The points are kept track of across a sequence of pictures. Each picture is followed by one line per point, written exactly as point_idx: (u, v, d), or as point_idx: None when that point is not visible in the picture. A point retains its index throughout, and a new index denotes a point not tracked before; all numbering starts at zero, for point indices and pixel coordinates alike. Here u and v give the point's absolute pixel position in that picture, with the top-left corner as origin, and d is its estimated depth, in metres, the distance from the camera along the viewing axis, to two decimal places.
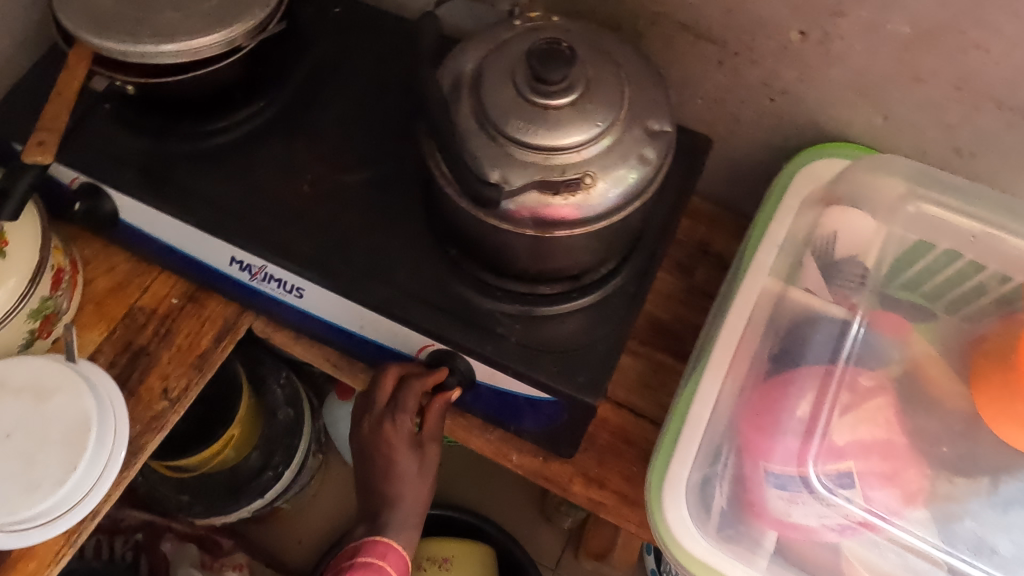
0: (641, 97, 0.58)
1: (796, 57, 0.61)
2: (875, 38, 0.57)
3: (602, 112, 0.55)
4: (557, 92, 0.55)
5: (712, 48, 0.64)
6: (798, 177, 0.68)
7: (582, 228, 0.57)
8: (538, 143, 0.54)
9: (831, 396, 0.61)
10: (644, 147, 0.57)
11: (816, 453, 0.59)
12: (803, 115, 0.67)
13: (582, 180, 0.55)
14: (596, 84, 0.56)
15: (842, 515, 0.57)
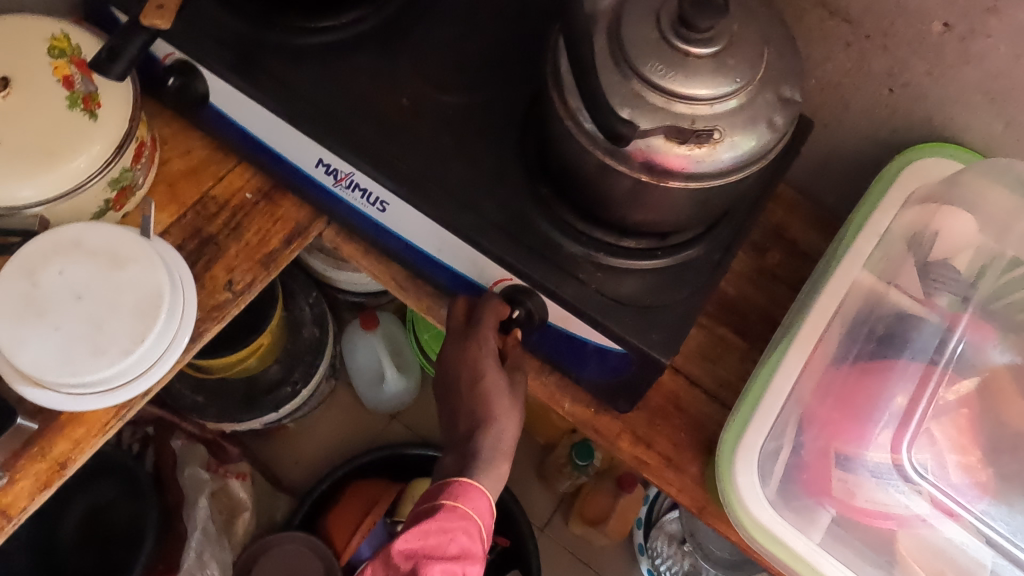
0: (778, 64, 0.57)
1: (932, 49, 0.61)
2: (1023, 42, 0.56)
3: (741, 69, 0.55)
4: (703, 41, 0.54)
5: (845, 28, 0.64)
6: (906, 173, 0.68)
7: (695, 183, 0.57)
8: (672, 88, 0.54)
9: (930, 390, 0.62)
10: (774, 113, 0.56)
11: (909, 442, 0.60)
12: (919, 111, 0.66)
13: (711, 134, 0.54)
14: (736, 39, 0.56)
15: (926, 504, 0.59)
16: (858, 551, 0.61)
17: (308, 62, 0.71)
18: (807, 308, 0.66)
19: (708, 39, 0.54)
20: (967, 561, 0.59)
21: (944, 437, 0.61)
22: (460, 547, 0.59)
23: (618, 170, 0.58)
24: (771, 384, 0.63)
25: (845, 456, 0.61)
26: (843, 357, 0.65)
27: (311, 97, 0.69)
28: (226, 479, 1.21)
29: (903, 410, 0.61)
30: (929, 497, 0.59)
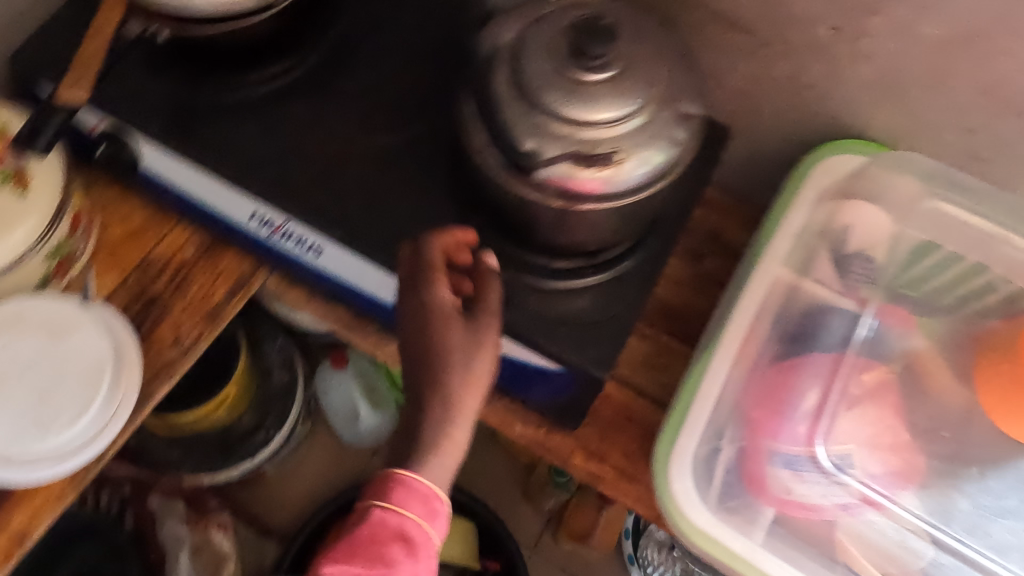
0: (674, 79, 0.59)
1: (825, 52, 0.63)
2: (906, 39, 0.58)
3: (638, 91, 0.57)
4: (598, 66, 0.56)
5: (744, 38, 0.66)
6: (817, 171, 0.70)
7: (608, 203, 0.58)
8: (573, 115, 0.56)
9: (840, 381, 0.63)
10: (675, 127, 0.58)
11: (825, 434, 0.62)
12: (826, 111, 0.68)
13: (613, 155, 0.57)
14: (629, 60, 0.58)
15: (848, 493, 0.61)
16: (794, 547, 0.62)
17: (234, 117, 0.73)
18: (729, 311, 0.67)
19: (603, 63, 0.57)
20: (892, 546, 0.61)
21: (866, 425, 0.62)
22: (394, 560, 0.50)
23: (534, 199, 0.59)
24: (696, 391, 0.65)
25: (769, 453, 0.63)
26: (766, 356, 0.67)
27: (239, 152, 0.71)
28: (209, 530, 1.19)
29: (818, 403, 0.63)
30: (856, 486, 0.61)
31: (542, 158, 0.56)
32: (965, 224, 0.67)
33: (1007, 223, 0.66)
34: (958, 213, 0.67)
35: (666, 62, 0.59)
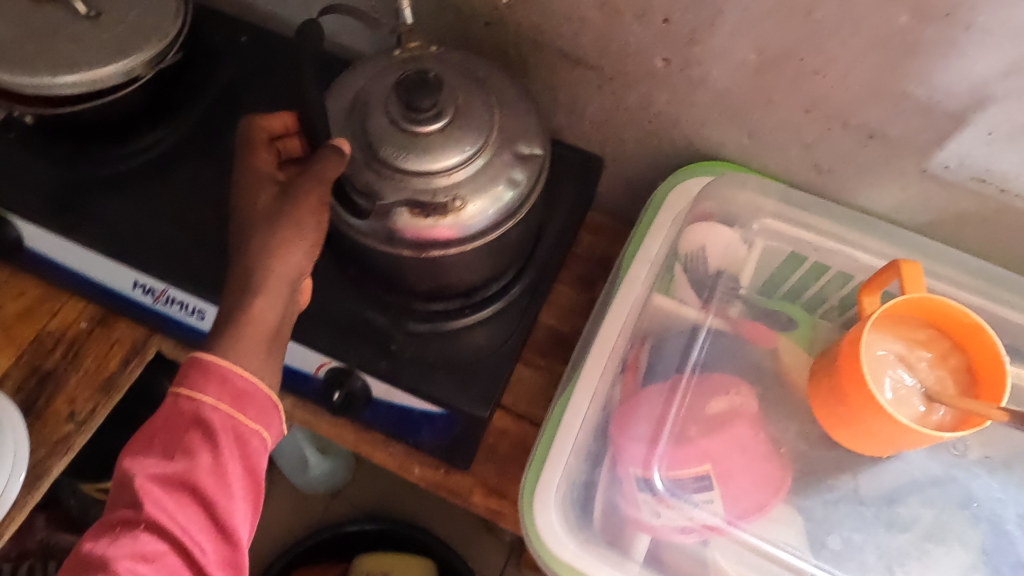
0: (510, 123, 0.61)
1: (663, 82, 0.65)
2: (728, 65, 0.60)
3: (472, 137, 0.58)
4: (433, 117, 0.58)
5: (590, 73, 0.68)
6: (672, 196, 0.70)
7: (459, 249, 0.59)
8: (410, 167, 0.57)
9: (680, 402, 0.61)
10: (514, 167, 0.60)
11: (662, 458, 0.58)
12: (679, 136, 0.70)
13: (452, 204, 0.57)
14: (462, 107, 0.60)
15: (687, 518, 0.56)
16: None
17: (119, 188, 0.75)
18: (595, 338, 0.65)
19: (438, 113, 0.58)
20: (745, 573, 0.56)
21: (735, 444, 0.59)
22: (193, 446, 0.52)
23: (388, 252, 0.60)
24: (560, 420, 0.61)
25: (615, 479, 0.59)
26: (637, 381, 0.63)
27: (127, 224, 0.72)
28: None
29: (658, 426, 0.60)
30: (725, 506, 0.57)
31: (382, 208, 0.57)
32: (826, 236, 0.67)
33: (865, 236, 0.66)
34: (818, 226, 0.67)
35: (501, 106, 0.62)
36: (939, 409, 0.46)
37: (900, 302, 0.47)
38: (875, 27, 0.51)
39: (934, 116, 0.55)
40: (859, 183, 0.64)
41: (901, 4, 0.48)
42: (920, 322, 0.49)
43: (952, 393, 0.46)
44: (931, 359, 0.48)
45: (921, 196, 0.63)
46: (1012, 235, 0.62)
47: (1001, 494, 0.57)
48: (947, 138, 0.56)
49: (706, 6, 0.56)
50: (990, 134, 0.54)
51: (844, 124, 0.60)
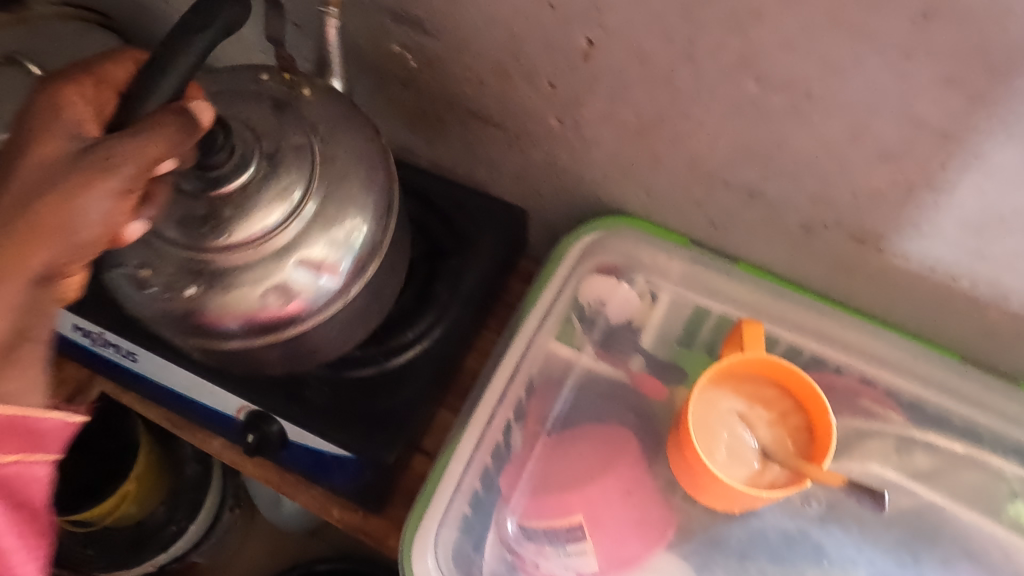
0: (337, 201, 0.53)
1: (562, 140, 0.67)
2: (613, 125, 0.62)
3: (292, 181, 0.52)
4: (229, 172, 0.50)
5: (499, 132, 0.71)
6: (579, 247, 0.71)
7: (312, 321, 0.54)
8: (226, 241, 0.50)
9: (565, 451, 0.63)
10: (331, 246, 0.53)
11: (541, 508, 0.60)
12: (587, 191, 0.72)
13: (283, 275, 0.52)
14: (280, 166, 0.52)
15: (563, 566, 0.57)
16: None
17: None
18: (493, 382, 0.65)
19: (233, 167, 0.50)
20: None
21: (614, 493, 0.60)
22: None
23: (242, 345, 0.54)
24: (447, 467, 0.61)
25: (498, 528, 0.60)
26: (540, 430, 0.65)
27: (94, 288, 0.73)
28: None
29: (541, 477, 0.62)
30: (600, 557, 0.58)
31: (211, 301, 0.52)
32: (725, 292, 0.70)
33: (761, 294, 0.69)
34: (718, 283, 0.70)
35: (332, 179, 0.54)
36: (772, 465, 0.47)
37: (739, 356, 0.48)
38: (729, 95, 0.53)
39: (802, 178, 0.56)
40: (750, 239, 0.66)
41: (746, 73, 0.50)
42: (764, 378, 0.50)
43: (786, 450, 0.47)
44: (769, 415, 0.49)
45: (809, 253, 0.64)
46: (899, 295, 0.62)
47: (854, 554, 0.59)
48: (818, 200, 0.58)
49: (583, 73, 0.59)
50: (856, 196, 0.55)
51: (726, 184, 0.61)
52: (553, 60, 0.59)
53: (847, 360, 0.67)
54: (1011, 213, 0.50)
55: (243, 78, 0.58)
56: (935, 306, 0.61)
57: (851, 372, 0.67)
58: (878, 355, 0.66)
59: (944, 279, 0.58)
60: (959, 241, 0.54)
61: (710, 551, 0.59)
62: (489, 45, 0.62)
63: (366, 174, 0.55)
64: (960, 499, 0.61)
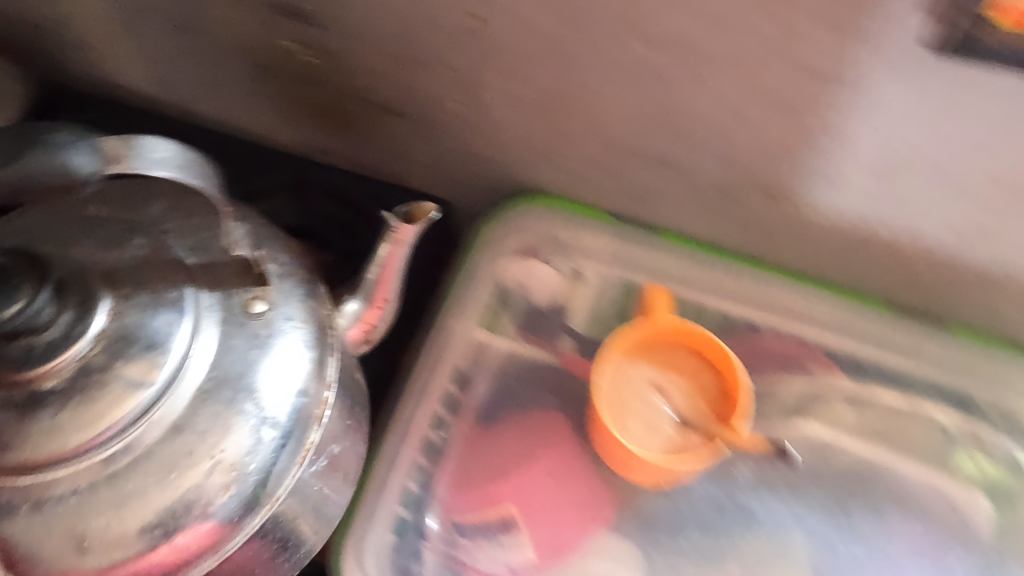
0: (228, 406, 0.41)
1: (469, 125, 0.65)
2: (515, 103, 0.60)
3: (149, 346, 0.39)
4: (28, 363, 0.36)
5: (407, 122, 0.69)
6: (499, 230, 0.69)
7: (218, 549, 0.42)
8: (50, 444, 0.37)
9: (494, 441, 0.62)
10: (235, 443, 0.41)
11: (473, 503, 0.59)
12: (503, 177, 0.70)
13: (158, 492, 0.39)
14: (129, 359, 0.38)
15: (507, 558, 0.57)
16: None
17: None
18: (418, 380, 0.63)
19: (32, 345, 0.36)
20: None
21: (547, 478, 0.59)
22: None
23: None
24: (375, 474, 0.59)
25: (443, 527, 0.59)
26: (475, 426, 0.63)
27: None
28: None
29: (475, 471, 0.60)
30: (535, 547, 0.57)
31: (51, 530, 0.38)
32: (650, 267, 0.68)
33: (687, 265, 0.67)
34: (643, 258, 0.68)
35: (216, 364, 0.41)
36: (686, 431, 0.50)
37: (641, 330, 0.52)
38: (616, 57, 0.51)
39: (705, 139, 0.55)
40: (668, 209, 0.64)
41: (629, 32, 0.49)
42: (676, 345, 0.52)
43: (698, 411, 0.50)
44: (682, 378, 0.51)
45: (728, 218, 0.62)
46: (820, 252, 0.61)
47: (785, 515, 0.59)
48: (723, 159, 0.56)
49: (473, 49, 0.57)
50: (759, 151, 0.54)
51: (633, 154, 0.60)
52: (442, 39, 0.57)
53: (778, 322, 0.65)
54: (909, 150, 0.49)
55: (218, 233, 0.45)
56: (854, 258, 0.60)
57: (782, 334, 0.66)
58: (809, 315, 0.65)
59: (859, 229, 0.57)
60: (865, 187, 0.53)
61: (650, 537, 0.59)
62: (376, 30, 0.60)
63: (282, 355, 0.43)
64: (895, 452, 0.61)
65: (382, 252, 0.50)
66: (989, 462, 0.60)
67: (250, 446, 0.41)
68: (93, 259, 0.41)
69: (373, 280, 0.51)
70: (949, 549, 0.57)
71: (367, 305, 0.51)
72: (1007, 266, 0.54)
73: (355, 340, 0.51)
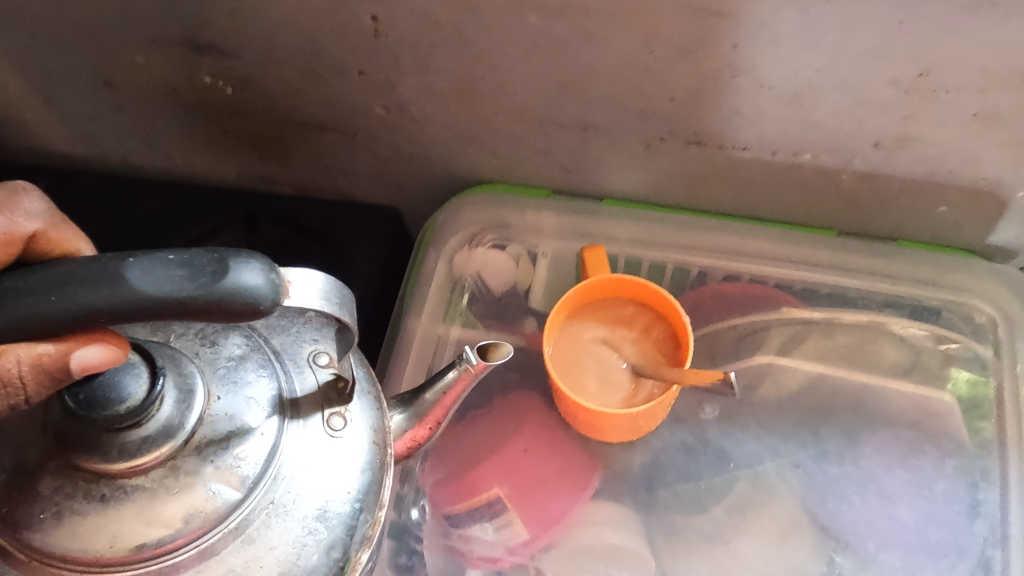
0: (297, 506, 0.41)
1: (397, 127, 0.66)
2: (434, 97, 0.61)
3: (239, 456, 0.39)
4: (115, 455, 0.36)
5: (338, 134, 0.70)
6: (445, 223, 0.69)
7: None
8: (123, 540, 0.37)
9: (482, 428, 0.61)
10: (302, 554, 0.40)
11: (468, 490, 0.57)
12: (441, 172, 0.71)
13: None
14: (213, 462, 0.38)
15: (504, 539, 0.57)
16: None
17: None
18: (389, 382, 0.64)
19: (131, 437, 0.36)
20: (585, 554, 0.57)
21: (537, 456, 0.58)
22: None
23: None
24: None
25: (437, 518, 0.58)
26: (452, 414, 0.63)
27: None
28: None
29: (467, 459, 0.59)
30: (526, 524, 0.57)
31: None
32: (602, 233, 0.68)
33: (637, 225, 0.67)
34: (593, 225, 0.68)
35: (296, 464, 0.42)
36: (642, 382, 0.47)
37: (587, 283, 0.48)
38: (517, 33, 0.52)
39: (621, 98, 0.56)
40: (604, 175, 0.65)
41: (522, 7, 0.50)
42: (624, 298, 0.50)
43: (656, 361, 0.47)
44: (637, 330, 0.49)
45: (662, 172, 0.63)
46: (756, 189, 0.62)
47: (756, 449, 0.60)
48: (643, 115, 0.57)
49: (382, 51, 0.58)
50: (674, 100, 0.55)
51: (558, 125, 0.60)
52: (351, 46, 0.58)
53: (735, 265, 0.65)
54: (814, 75, 0.49)
55: (299, 338, 0.46)
56: (791, 189, 0.61)
57: (740, 275, 0.66)
58: (764, 253, 0.65)
59: (788, 159, 0.58)
60: (782, 118, 0.54)
61: (636, 492, 0.60)
62: (288, 48, 0.61)
63: (348, 459, 0.44)
64: (862, 370, 0.61)
65: (449, 380, 0.51)
66: (964, 371, 0.60)
67: (298, 551, 0.40)
68: (192, 350, 0.42)
69: (429, 402, 0.51)
70: (921, 453, 0.58)
71: (418, 424, 0.52)
72: (936, 170, 0.55)
73: (402, 453, 0.51)
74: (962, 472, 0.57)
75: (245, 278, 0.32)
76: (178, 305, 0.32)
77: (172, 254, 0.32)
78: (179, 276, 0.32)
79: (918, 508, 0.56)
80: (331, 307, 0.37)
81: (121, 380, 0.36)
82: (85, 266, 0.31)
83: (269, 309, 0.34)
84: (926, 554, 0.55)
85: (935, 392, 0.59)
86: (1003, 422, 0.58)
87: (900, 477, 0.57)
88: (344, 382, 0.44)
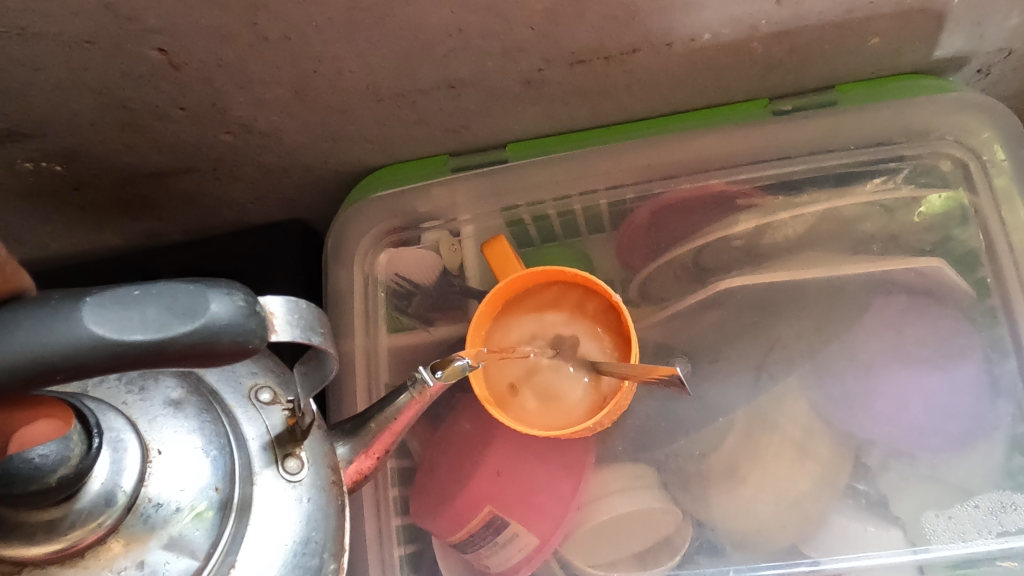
0: (255, 572, 0.34)
1: (251, 147, 0.57)
2: (274, 106, 0.52)
3: (191, 513, 0.33)
4: (41, 537, 0.30)
5: (198, 173, 0.60)
6: (351, 236, 0.60)
7: None
8: None
9: (460, 435, 0.55)
10: None
11: (462, 509, 0.52)
12: (325, 173, 0.62)
13: None
14: (162, 528, 0.32)
15: (519, 548, 0.52)
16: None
17: None
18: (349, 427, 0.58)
19: (63, 515, 0.30)
20: (606, 519, 0.54)
21: (527, 453, 0.53)
22: None
23: None
24: (352, 541, 0.56)
25: (441, 540, 0.54)
26: (427, 427, 0.57)
27: None
28: None
29: (453, 473, 0.54)
30: (533, 530, 0.52)
31: None
32: (520, 189, 0.59)
33: (555, 167, 0.57)
34: (507, 183, 0.59)
35: (246, 516, 0.35)
36: (570, 366, 0.55)
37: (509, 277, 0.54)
38: (324, 16, 0.43)
39: (476, 46, 0.47)
40: (497, 126, 0.56)
41: None
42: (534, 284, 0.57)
43: (578, 333, 0.56)
44: (552, 308, 0.56)
45: (559, 104, 0.54)
46: (670, 89, 0.53)
47: (734, 392, 0.57)
48: (507, 54, 0.48)
49: (191, 82, 0.49)
50: (534, 27, 0.46)
51: (421, 92, 0.51)
52: (155, 86, 0.49)
53: (669, 181, 0.57)
54: None
55: (236, 373, 0.39)
56: (704, 75, 0.52)
57: (680, 189, 0.57)
58: (705, 159, 0.56)
59: (686, 46, 0.48)
60: (662, 7, 0.44)
61: (636, 453, 0.56)
62: (90, 110, 0.52)
63: (294, 506, 0.36)
64: (839, 253, 0.56)
65: (399, 406, 0.41)
66: (933, 196, 0.55)
67: None
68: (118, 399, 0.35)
69: (375, 432, 0.41)
70: (921, 344, 0.53)
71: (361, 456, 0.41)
72: (855, 7, 0.46)
73: (346, 492, 0.41)
74: (973, 347, 0.53)
75: (227, 309, 0.26)
76: (156, 353, 0.25)
77: (137, 288, 0.25)
78: (153, 314, 0.25)
79: (929, 406, 0.52)
80: (315, 338, 0.32)
81: (51, 449, 0.28)
82: (29, 313, 0.24)
83: (260, 346, 0.27)
84: (951, 450, 0.52)
85: (922, 258, 0.54)
86: (994, 257, 0.54)
87: (904, 379, 0.53)
88: (296, 419, 0.37)
